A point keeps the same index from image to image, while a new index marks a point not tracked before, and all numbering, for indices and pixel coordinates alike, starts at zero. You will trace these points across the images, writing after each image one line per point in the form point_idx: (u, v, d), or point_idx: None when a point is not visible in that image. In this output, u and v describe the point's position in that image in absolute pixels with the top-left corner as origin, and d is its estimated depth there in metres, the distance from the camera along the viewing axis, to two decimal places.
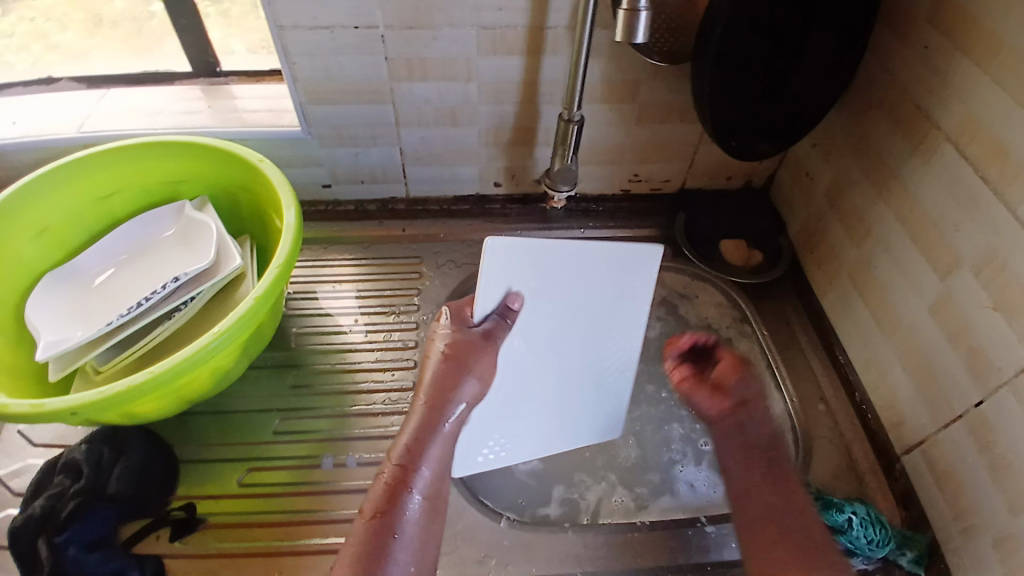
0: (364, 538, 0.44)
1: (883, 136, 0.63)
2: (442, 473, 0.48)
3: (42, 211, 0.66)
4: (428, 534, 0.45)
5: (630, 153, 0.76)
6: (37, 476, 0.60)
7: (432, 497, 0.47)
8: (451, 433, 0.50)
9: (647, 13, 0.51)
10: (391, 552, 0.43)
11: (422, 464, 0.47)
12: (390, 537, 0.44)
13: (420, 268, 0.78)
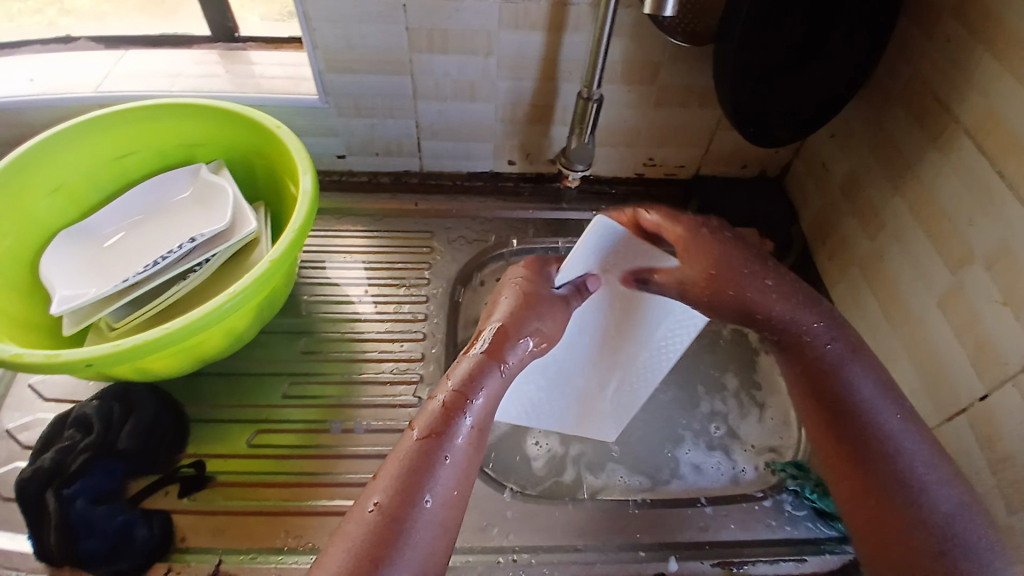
0: (412, 454, 0.46)
1: (902, 128, 0.63)
2: (490, 406, 0.50)
3: (59, 168, 0.66)
4: (470, 459, 0.47)
5: (646, 135, 0.76)
6: (47, 430, 0.60)
7: (479, 425, 0.49)
8: (507, 374, 0.52)
9: None
10: (434, 474, 0.45)
11: (475, 393, 0.49)
12: (434, 455, 0.46)
13: (431, 243, 0.78)
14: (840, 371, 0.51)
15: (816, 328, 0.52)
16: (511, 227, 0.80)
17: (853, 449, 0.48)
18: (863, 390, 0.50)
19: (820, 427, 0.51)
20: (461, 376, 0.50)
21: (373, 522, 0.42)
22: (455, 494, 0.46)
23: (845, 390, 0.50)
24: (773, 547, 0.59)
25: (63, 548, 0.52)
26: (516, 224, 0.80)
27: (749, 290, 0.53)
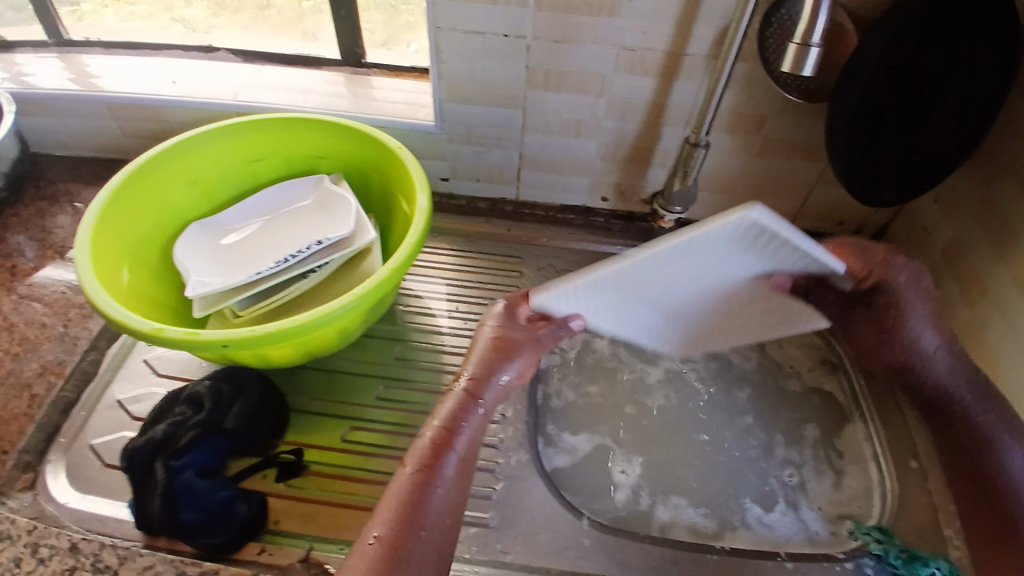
0: (403, 498, 0.44)
1: (1011, 200, 0.63)
2: (474, 448, 0.49)
3: (197, 164, 0.73)
4: (458, 501, 0.46)
5: (743, 184, 0.78)
6: (156, 406, 0.65)
7: (465, 466, 0.47)
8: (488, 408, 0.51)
9: (818, 49, 0.53)
10: (429, 507, 0.44)
11: (458, 439, 0.48)
12: (426, 500, 0.44)
13: (521, 268, 0.80)
14: (991, 452, 0.56)
15: (971, 394, 0.56)
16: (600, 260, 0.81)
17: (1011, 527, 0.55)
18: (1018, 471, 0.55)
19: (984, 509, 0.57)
20: (444, 424, 0.48)
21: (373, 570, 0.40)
22: (451, 525, 0.45)
23: (999, 473, 0.55)
24: None
25: (166, 517, 0.55)
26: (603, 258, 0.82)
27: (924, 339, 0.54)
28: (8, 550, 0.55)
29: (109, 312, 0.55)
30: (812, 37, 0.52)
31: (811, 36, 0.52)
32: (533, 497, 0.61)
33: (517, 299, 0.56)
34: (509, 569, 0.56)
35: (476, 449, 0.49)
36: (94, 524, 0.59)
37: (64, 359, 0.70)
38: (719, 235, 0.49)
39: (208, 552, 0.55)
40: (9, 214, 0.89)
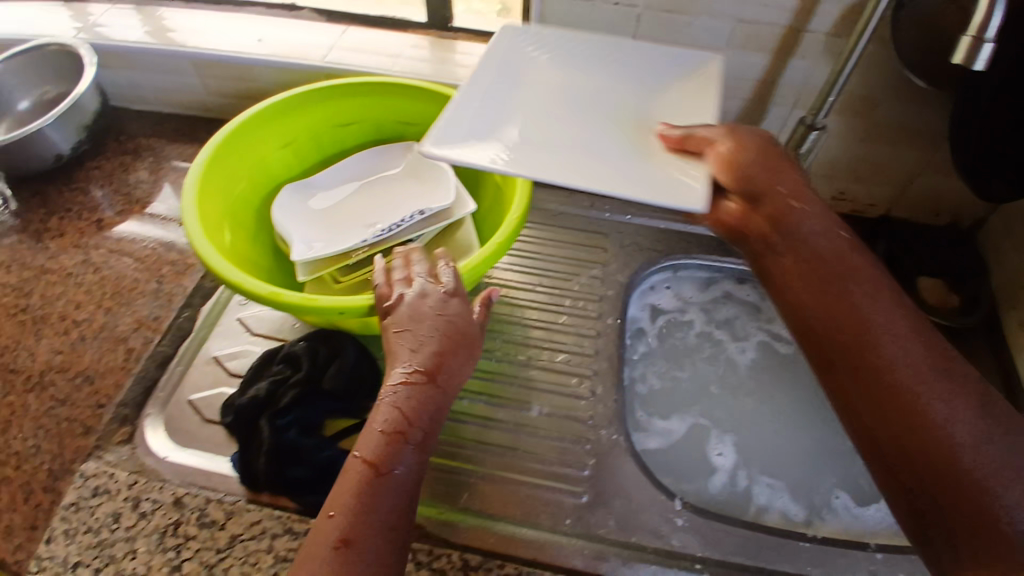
0: (352, 488, 0.44)
1: None
2: (432, 430, 0.49)
3: (291, 126, 0.73)
4: (417, 480, 0.47)
5: (846, 168, 0.78)
6: (254, 364, 0.66)
7: (423, 447, 0.48)
8: (439, 394, 0.50)
9: (992, 45, 0.45)
10: (378, 505, 0.44)
11: (411, 424, 0.48)
12: (378, 486, 0.45)
13: (606, 245, 0.78)
14: (879, 347, 0.46)
15: (863, 270, 0.50)
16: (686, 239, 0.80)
17: (908, 423, 0.43)
18: (905, 357, 0.45)
19: (863, 414, 0.46)
20: (387, 412, 0.48)
21: (335, 562, 0.42)
22: (401, 522, 0.45)
23: (884, 364, 0.45)
24: None
25: (275, 471, 0.57)
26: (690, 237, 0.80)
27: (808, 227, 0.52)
28: (108, 504, 0.57)
29: (224, 273, 0.55)
30: (988, 31, 0.45)
31: (987, 29, 0.45)
32: (624, 474, 0.61)
33: (407, 262, 0.57)
34: (603, 542, 0.57)
35: (439, 429, 0.50)
36: (197, 478, 0.60)
37: (159, 316, 0.72)
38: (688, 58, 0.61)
39: (314, 508, 0.57)
40: (91, 167, 0.90)
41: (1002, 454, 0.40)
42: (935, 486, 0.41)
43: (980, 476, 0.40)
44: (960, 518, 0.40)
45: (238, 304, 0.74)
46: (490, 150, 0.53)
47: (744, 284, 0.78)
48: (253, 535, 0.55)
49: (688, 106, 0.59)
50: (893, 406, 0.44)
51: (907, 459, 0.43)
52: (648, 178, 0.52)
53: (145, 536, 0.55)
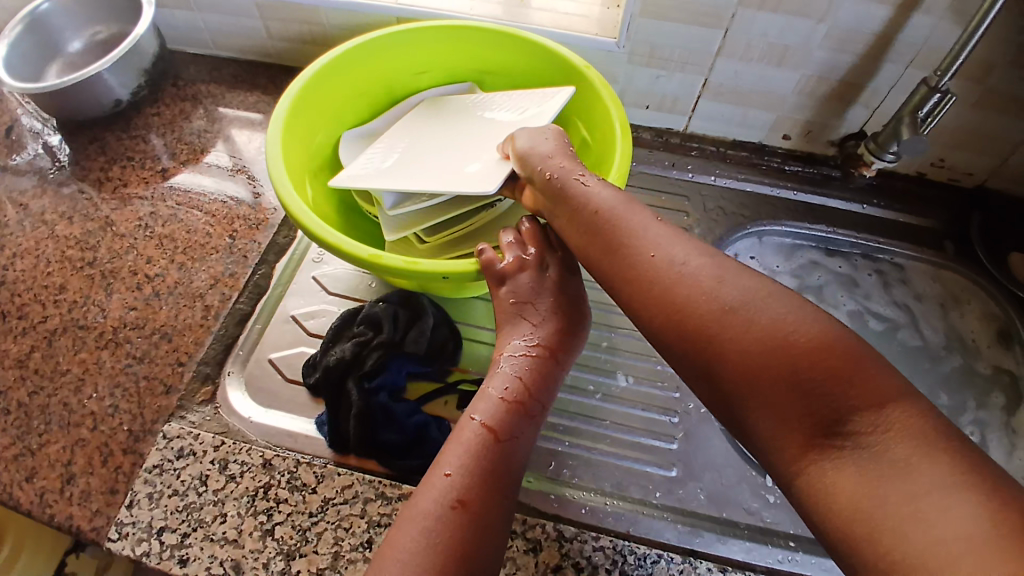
0: (473, 450, 0.47)
1: None
2: (544, 406, 0.53)
3: (368, 74, 0.69)
4: (527, 450, 0.50)
5: (948, 135, 0.73)
6: (336, 321, 0.65)
7: (535, 420, 0.52)
8: (551, 374, 0.54)
9: None
10: (491, 461, 0.47)
11: (527, 395, 0.52)
12: (499, 449, 0.48)
13: (687, 208, 0.76)
14: (682, 267, 0.46)
15: (600, 198, 0.52)
16: (772, 203, 0.77)
17: (702, 344, 0.43)
18: (686, 258, 0.46)
19: (672, 342, 0.45)
20: (507, 380, 0.52)
21: (457, 517, 0.44)
22: (509, 481, 0.47)
23: (683, 280, 0.45)
24: None
25: (365, 438, 0.57)
26: (776, 201, 0.77)
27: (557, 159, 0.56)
28: (194, 466, 0.58)
29: (324, 235, 0.53)
30: None
31: None
32: (713, 448, 0.60)
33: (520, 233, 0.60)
34: (694, 515, 0.56)
35: (548, 408, 0.54)
36: (284, 439, 0.60)
37: (235, 271, 0.72)
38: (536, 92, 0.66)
39: (404, 473, 0.57)
40: (150, 113, 0.87)
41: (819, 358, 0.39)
42: (749, 396, 0.40)
43: (796, 367, 0.39)
44: (798, 418, 0.39)
45: (312, 261, 0.72)
46: (372, 160, 0.64)
47: (833, 254, 0.76)
48: (345, 499, 0.55)
49: (544, 104, 0.63)
50: (692, 327, 0.43)
51: (749, 377, 0.40)
52: (487, 174, 0.58)
53: (235, 499, 0.56)
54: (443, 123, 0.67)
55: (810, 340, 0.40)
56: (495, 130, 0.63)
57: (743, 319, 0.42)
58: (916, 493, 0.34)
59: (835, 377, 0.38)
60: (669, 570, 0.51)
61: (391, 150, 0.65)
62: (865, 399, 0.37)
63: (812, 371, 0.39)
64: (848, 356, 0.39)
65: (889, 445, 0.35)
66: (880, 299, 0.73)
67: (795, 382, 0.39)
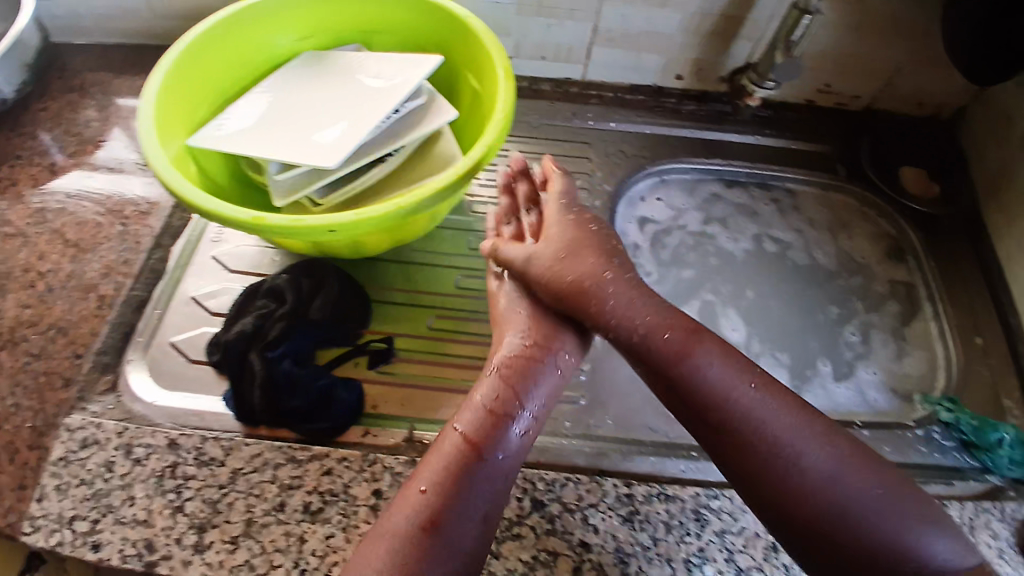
0: (449, 465, 0.47)
1: None
2: (535, 416, 0.51)
3: (247, 45, 0.68)
4: (514, 462, 0.49)
5: (831, 59, 0.75)
6: (239, 299, 0.64)
7: (522, 435, 0.50)
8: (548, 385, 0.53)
9: None
10: (469, 485, 0.46)
11: (516, 406, 0.50)
12: (477, 465, 0.47)
13: (589, 154, 0.78)
14: (753, 405, 0.47)
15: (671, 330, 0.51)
16: (671, 143, 0.79)
17: (763, 486, 0.46)
18: (764, 403, 0.47)
19: (736, 478, 0.47)
20: (493, 389, 0.51)
21: (424, 538, 0.44)
22: (487, 511, 0.46)
23: (753, 418, 0.47)
24: (925, 472, 0.60)
25: (269, 405, 0.57)
26: (675, 141, 0.79)
27: (583, 260, 0.54)
28: (100, 454, 0.56)
29: (198, 204, 0.52)
30: None
31: None
32: (620, 376, 0.62)
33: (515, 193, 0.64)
34: (602, 440, 0.58)
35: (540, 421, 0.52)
36: (190, 419, 0.60)
37: (128, 258, 0.70)
38: (410, 57, 0.66)
39: (314, 436, 0.57)
40: (37, 109, 0.83)
41: (879, 510, 0.44)
42: (815, 537, 0.44)
43: (859, 521, 0.43)
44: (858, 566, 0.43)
45: (210, 241, 0.72)
46: (237, 117, 0.64)
47: (732, 187, 0.78)
48: (254, 467, 0.55)
49: (407, 75, 0.63)
50: (757, 468, 0.46)
51: (809, 515, 0.44)
52: (335, 145, 0.58)
53: (142, 481, 0.55)
54: (320, 83, 0.66)
55: (858, 500, 0.44)
56: (362, 97, 0.63)
57: (807, 474, 0.45)
58: None
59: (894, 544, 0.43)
60: (576, 493, 0.53)
61: (260, 111, 0.64)
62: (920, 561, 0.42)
63: (871, 527, 0.43)
64: (902, 517, 0.44)
65: None
66: (780, 226, 0.76)
67: (854, 530, 0.43)
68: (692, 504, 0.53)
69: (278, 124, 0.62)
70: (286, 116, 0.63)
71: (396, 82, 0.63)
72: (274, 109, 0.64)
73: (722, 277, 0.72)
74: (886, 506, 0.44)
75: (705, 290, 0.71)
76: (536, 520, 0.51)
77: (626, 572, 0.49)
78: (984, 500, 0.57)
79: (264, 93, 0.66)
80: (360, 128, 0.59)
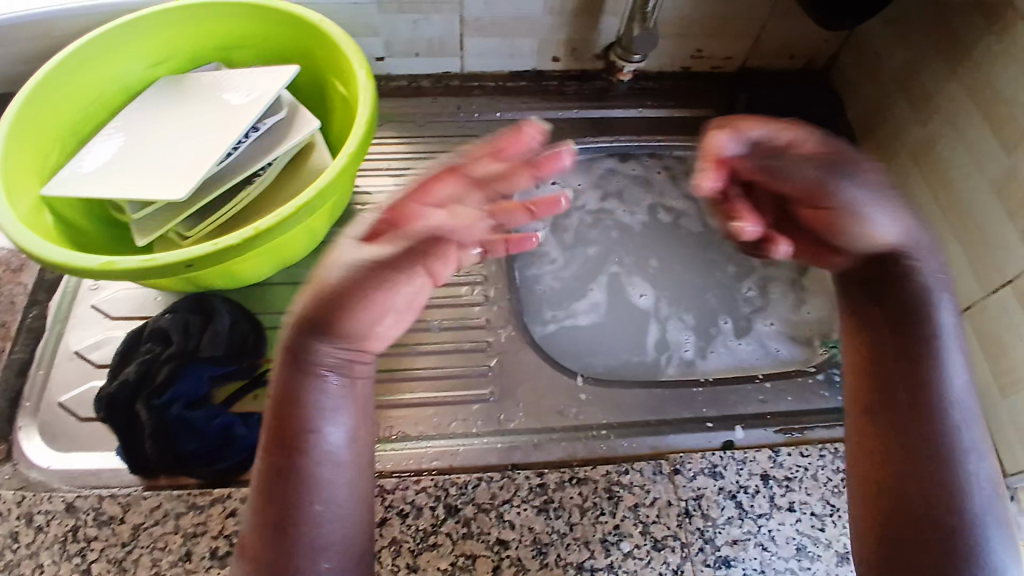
0: (262, 476, 0.43)
1: (962, 16, 0.64)
2: (354, 373, 0.44)
3: (93, 78, 0.64)
4: (331, 434, 0.43)
5: (699, 24, 0.76)
6: (123, 344, 0.61)
7: (340, 403, 0.43)
8: (365, 350, 0.44)
9: None
10: (292, 487, 0.42)
11: (314, 386, 0.43)
12: (287, 468, 0.42)
13: (478, 146, 0.77)
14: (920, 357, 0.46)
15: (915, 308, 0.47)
16: (560, 126, 0.79)
17: (886, 415, 0.47)
18: (947, 362, 0.46)
19: (864, 408, 0.48)
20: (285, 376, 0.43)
21: (256, 546, 0.42)
22: (317, 499, 0.42)
23: (921, 367, 0.46)
24: (833, 416, 0.61)
25: (162, 453, 0.54)
26: (563, 123, 0.79)
27: (858, 230, 0.46)
28: (4, 525, 0.53)
29: (48, 257, 0.49)
30: None
31: None
32: (526, 364, 0.62)
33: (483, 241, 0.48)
34: (514, 434, 0.58)
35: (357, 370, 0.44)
36: (87, 479, 0.57)
37: (4, 320, 0.65)
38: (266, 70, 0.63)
39: (215, 479, 0.55)
40: None
41: (943, 462, 0.45)
42: (877, 454, 0.47)
43: (905, 458, 0.46)
44: (885, 490, 0.46)
45: (90, 290, 0.68)
46: (89, 157, 0.60)
47: (624, 162, 0.79)
48: (155, 520, 0.52)
49: (265, 90, 0.61)
50: (901, 407, 0.46)
51: (893, 445, 0.46)
52: (192, 171, 0.56)
53: (47, 548, 0.51)
54: (175, 110, 0.62)
55: (926, 451, 0.45)
56: (219, 118, 0.60)
57: (922, 414, 0.46)
58: (949, 558, 0.43)
59: (921, 487, 0.45)
60: (489, 491, 0.52)
61: (112, 148, 0.60)
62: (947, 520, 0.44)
63: (931, 464, 0.45)
64: (948, 487, 0.45)
65: (949, 542, 0.44)
66: (672, 195, 0.78)
67: (898, 450, 0.46)
68: (604, 482, 0.53)
69: (132, 158, 0.59)
70: (141, 149, 0.59)
71: (253, 99, 0.60)
72: (127, 143, 0.60)
73: (624, 246, 0.75)
74: (946, 459, 0.45)
75: (610, 262, 0.74)
76: (451, 526, 0.51)
77: (545, 562, 0.49)
78: None
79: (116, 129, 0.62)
80: (216, 151, 0.57)
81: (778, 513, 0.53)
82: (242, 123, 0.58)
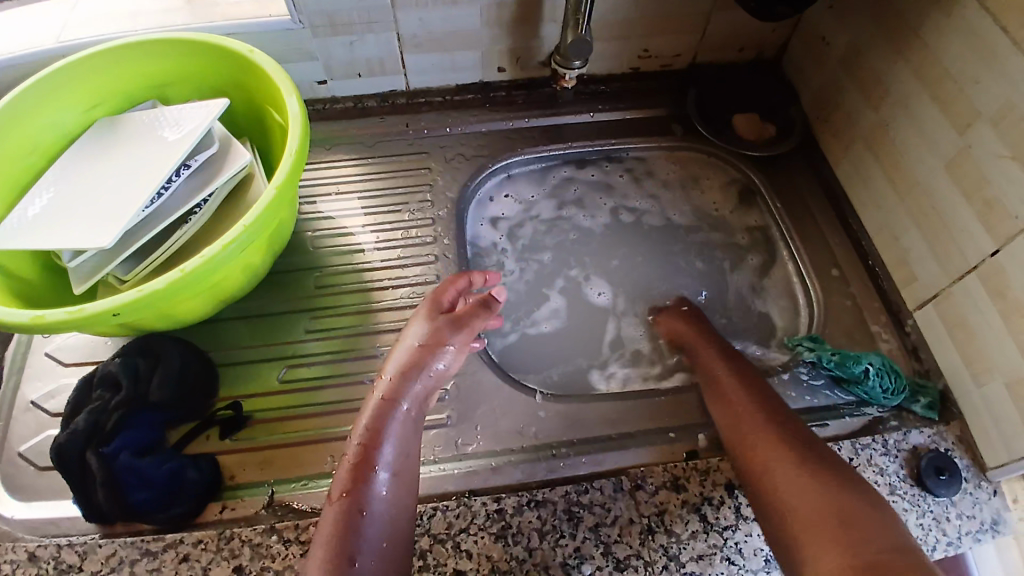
0: (333, 519, 0.48)
1: None
2: (411, 449, 0.53)
3: (26, 128, 0.62)
4: (402, 494, 0.50)
5: (640, 24, 0.74)
6: (73, 394, 0.60)
7: (401, 471, 0.51)
8: (410, 418, 0.55)
9: None
10: (361, 531, 0.47)
11: (382, 451, 0.52)
12: (354, 512, 0.48)
13: (429, 164, 0.76)
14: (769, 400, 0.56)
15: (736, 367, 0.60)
16: (511, 137, 0.78)
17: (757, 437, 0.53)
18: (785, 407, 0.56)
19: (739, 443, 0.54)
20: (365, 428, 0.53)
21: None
22: (384, 544, 0.47)
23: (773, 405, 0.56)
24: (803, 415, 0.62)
25: (116, 502, 0.53)
26: (514, 134, 0.78)
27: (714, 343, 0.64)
28: None
29: None
30: None
31: None
32: (483, 384, 0.62)
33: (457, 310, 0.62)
34: (474, 458, 0.57)
35: (411, 440, 0.54)
36: (48, 529, 0.56)
37: None
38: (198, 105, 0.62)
39: (170, 525, 0.54)
40: None
41: (821, 471, 0.50)
42: (764, 468, 0.51)
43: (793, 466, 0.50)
44: (789, 498, 0.48)
45: (42, 338, 0.67)
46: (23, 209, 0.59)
47: (582, 168, 0.79)
48: (111, 569, 0.51)
49: (195, 126, 0.60)
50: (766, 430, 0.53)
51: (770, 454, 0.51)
52: (126, 212, 0.55)
53: None
54: (110, 154, 0.61)
55: (806, 463, 0.50)
56: (150, 158, 0.59)
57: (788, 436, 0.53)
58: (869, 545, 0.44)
59: (820, 488, 0.48)
60: (445, 520, 0.51)
61: (46, 197, 0.59)
62: (852, 517, 0.46)
63: (811, 471, 0.49)
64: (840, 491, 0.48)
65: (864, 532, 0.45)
66: (630, 201, 0.78)
67: (783, 458, 0.51)
68: (563, 503, 0.52)
69: (65, 207, 0.58)
70: (76, 197, 0.58)
71: (184, 136, 0.59)
72: (61, 191, 0.59)
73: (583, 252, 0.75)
74: (828, 467, 0.50)
75: (571, 272, 0.73)
76: None
77: None
78: (862, 435, 0.59)
79: (52, 177, 0.61)
80: (145, 192, 0.56)
81: (745, 523, 0.52)
82: (171, 161, 0.57)
